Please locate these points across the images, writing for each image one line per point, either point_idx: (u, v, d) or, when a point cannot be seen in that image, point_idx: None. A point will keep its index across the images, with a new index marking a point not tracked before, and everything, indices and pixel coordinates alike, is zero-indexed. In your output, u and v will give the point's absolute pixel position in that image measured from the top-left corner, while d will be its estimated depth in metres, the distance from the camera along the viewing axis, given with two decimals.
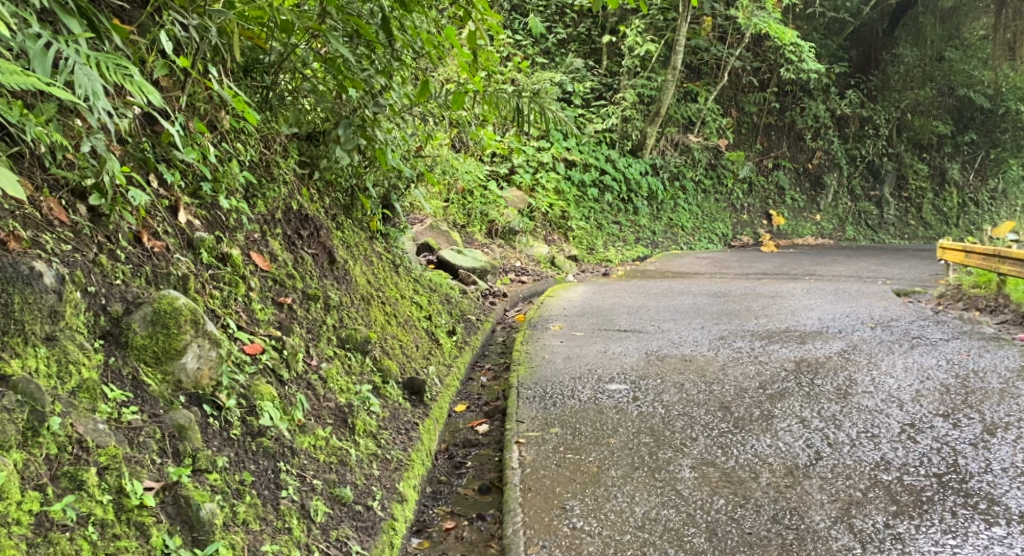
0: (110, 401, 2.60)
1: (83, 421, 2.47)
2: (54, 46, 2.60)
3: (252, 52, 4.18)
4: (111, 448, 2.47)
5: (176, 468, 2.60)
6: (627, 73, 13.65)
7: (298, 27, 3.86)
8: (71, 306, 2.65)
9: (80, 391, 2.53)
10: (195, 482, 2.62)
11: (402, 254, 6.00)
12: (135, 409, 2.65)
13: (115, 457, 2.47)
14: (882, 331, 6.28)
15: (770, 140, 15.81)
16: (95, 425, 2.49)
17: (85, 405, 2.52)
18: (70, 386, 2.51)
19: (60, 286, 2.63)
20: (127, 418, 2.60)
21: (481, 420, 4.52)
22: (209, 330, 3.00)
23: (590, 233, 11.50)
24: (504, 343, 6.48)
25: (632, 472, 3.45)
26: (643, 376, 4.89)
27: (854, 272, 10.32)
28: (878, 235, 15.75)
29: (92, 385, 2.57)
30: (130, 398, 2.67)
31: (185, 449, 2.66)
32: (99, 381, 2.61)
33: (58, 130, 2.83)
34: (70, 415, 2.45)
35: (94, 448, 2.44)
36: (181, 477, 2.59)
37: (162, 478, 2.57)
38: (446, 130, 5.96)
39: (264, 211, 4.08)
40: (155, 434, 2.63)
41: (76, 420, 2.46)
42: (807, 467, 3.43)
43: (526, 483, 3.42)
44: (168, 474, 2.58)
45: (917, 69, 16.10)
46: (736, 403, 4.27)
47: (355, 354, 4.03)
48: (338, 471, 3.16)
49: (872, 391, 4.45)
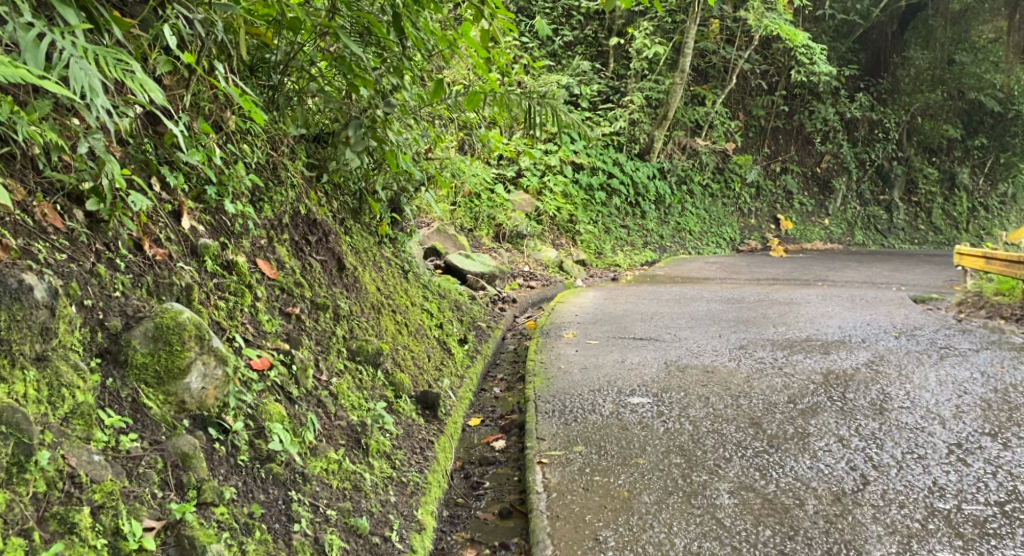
0: (107, 428, 2.38)
1: (76, 453, 2.25)
2: (49, 38, 2.36)
3: (259, 51, 3.98)
4: (107, 484, 2.25)
5: (180, 503, 2.38)
6: (634, 76, 13.45)
7: (306, 25, 3.67)
8: (65, 322, 2.44)
9: (73, 417, 2.31)
10: (200, 518, 2.40)
11: (411, 259, 5.78)
12: (135, 437, 2.43)
13: (111, 493, 2.25)
14: (907, 341, 6.05)
15: (778, 143, 15.52)
16: (90, 457, 2.27)
17: (79, 433, 2.30)
18: (63, 412, 2.29)
19: (54, 300, 2.42)
20: (125, 446, 2.38)
21: (497, 435, 4.31)
22: (215, 346, 2.78)
23: (598, 237, 11.26)
24: (515, 351, 6.26)
25: (666, 498, 3.25)
26: (665, 388, 4.66)
27: (867, 278, 10.09)
28: (887, 240, 15.55)
29: (87, 410, 2.35)
30: (129, 424, 2.45)
31: (189, 480, 2.44)
32: (95, 406, 2.39)
33: (52, 130, 2.63)
34: (62, 446, 2.24)
35: (88, 484, 2.22)
36: (185, 514, 2.36)
37: (165, 516, 2.34)
38: (453, 131, 5.74)
39: (271, 215, 3.87)
40: (156, 463, 2.42)
41: (68, 452, 2.24)
42: (854, 493, 3.23)
43: (553, 510, 3.22)
44: (171, 511, 2.35)
45: (927, 72, 15.71)
46: (767, 419, 4.05)
47: (366, 367, 3.82)
48: (352, 497, 2.94)
49: (909, 406, 4.23)
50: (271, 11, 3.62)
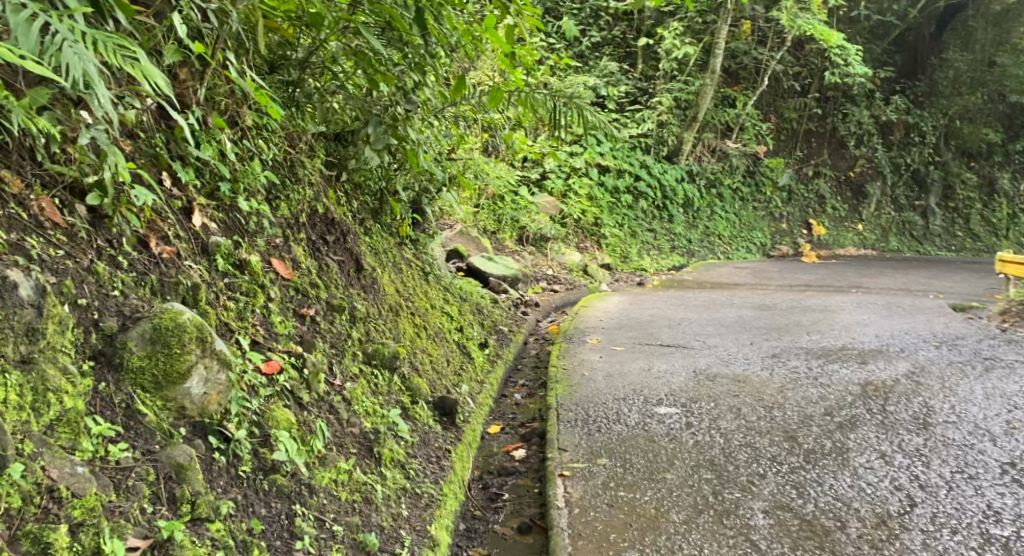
0: (94, 437, 2.23)
1: (58, 464, 2.10)
2: (43, 18, 2.17)
3: (280, 47, 3.89)
4: (88, 499, 2.10)
5: (170, 521, 2.23)
6: (663, 77, 13.19)
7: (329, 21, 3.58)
8: (55, 322, 2.29)
9: (58, 425, 2.16)
10: (192, 535, 2.25)
11: (432, 260, 5.64)
12: (125, 447, 2.28)
13: (93, 508, 2.09)
14: (948, 351, 5.77)
15: (810, 147, 15.05)
16: (73, 468, 2.12)
17: (62, 443, 2.15)
18: (47, 420, 2.14)
19: (42, 300, 2.29)
20: (115, 457, 2.24)
21: (518, 444, 4.13)
22: (218, 349, 2.63)
23: (624, 241, 11.02)
24: (538, 356, 6.07)
25: (696, 517, 3.09)
26: (694, 398, 4.45)
27: (903, 285, 9.74)
28: (923, 247, 14.57)
29: (74, 418, 2.21)
30: (120, 432, 2.31)
31: (182, 494, 2.30)
32: (83, 413, 2.24)
33: (49, 121, 2.50)
34: (42, 457, 2.09)
35: (67, 500, 2.07)
36: (174, 533, 2.20)
37: (152, 534, 2.18)
38: (477, 130, 5.60)
39: (287, 214, 3.74)
40: (147, 475, 2.27)
41: (48, 463, 2.09)
42: (901, 516, 3.06)
43: (575, 527, 3.06)
44: (159, 529, 2.19)
45: (966, 75, 15.02)
46: (803, 433, 3.84)
47: (382, 372, 3.68)
48: (362, 511, 2.79)
49: (956, 421, 4.00)
50: (294, 7, 3.53)
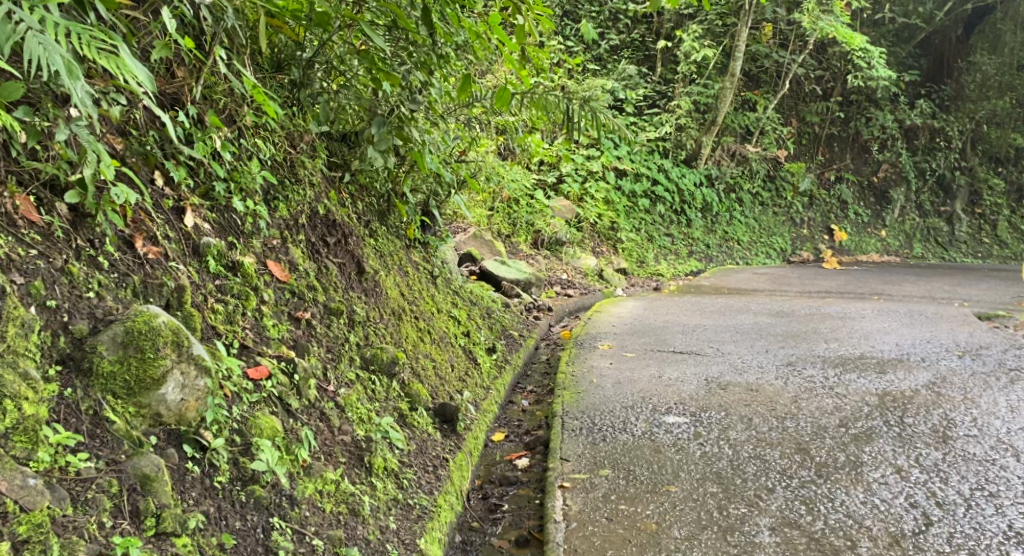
0: (54, 445, 2.18)
1: (7, 476, 2.04)
2: (10, 9, 2.12)
3: (286, 45, 3.77)
4: (36, 515, 2.05)
5: (127, 537, 2.17)
6: (682, 80, 12.98)
7: (333, 20, 3.45)
8: (16, 325, 2.24)
9: (14, 433, 2.11)
10: (152, 551, 2.19)
11: (442, 264, 5.52)
12: (87, 457, 2.23)
13: (40, 525, 2.04)
14: (972, 361, 5.57)
15: (832, 152, 14.73)
16: (25, 480, 2.07)
17: (16, 453, 2.09)
18: (3, 427, 2.09)
19: (2, 302, 2.24)
20: (75, 468, 2.19)
21: (521, 452, 4.01)
22: (196, 354, 2.57)
23: (641, 245, 10.89)
24: (548, 361, 5.94)
25: (699, 533, 2.98)
26: (704, 407, 4.29)
27: (926, 292, 9.53)
28: (948, 253, 14.27)
29: (32, 426, 2.15)
30: (84, 441, 2.26)
31: (147, 507, 2.24)
32: (43, 421, 2.19)
33: (23, 118, 2.42)
34: None
35: (14, 514, 2.01)
36: (130, 551, 2.15)
37: (107, 550, 2.13)
38: (490, 133, 5.45)
39: (286, 215, 3.63)
40: (110, 488, 2.22)
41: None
42: (915, 536, 2.94)
43: (571, 543, 2.97)
44: (114, 546, 2.14)
45: (994, 78, 14.65)
46: (815, 445, 3.68)
47: (380, 378, 3.56)
48: (347, 524, 2.71)
49: (977, 435, 3.82)
50: (301, 7, 3.39)
